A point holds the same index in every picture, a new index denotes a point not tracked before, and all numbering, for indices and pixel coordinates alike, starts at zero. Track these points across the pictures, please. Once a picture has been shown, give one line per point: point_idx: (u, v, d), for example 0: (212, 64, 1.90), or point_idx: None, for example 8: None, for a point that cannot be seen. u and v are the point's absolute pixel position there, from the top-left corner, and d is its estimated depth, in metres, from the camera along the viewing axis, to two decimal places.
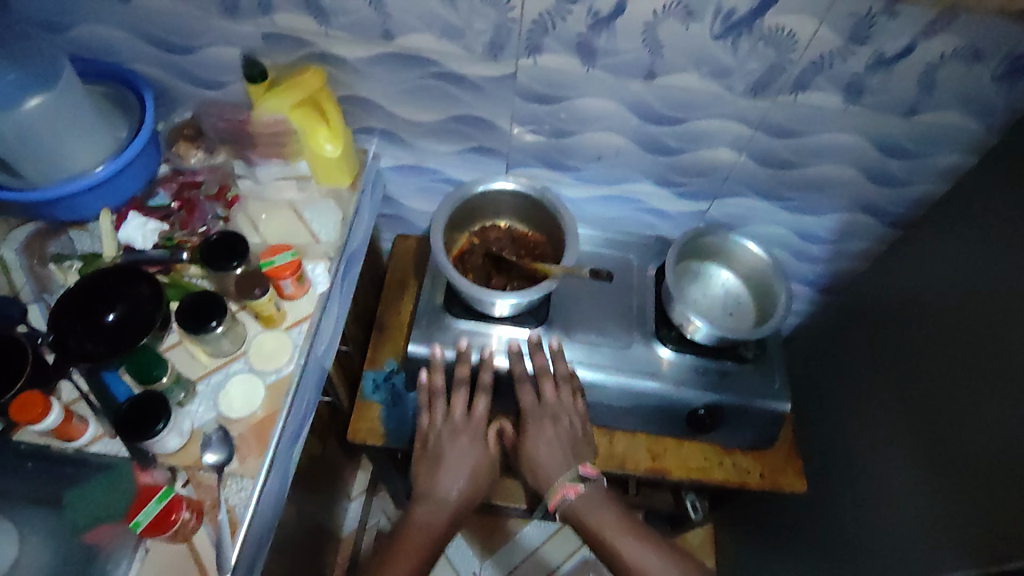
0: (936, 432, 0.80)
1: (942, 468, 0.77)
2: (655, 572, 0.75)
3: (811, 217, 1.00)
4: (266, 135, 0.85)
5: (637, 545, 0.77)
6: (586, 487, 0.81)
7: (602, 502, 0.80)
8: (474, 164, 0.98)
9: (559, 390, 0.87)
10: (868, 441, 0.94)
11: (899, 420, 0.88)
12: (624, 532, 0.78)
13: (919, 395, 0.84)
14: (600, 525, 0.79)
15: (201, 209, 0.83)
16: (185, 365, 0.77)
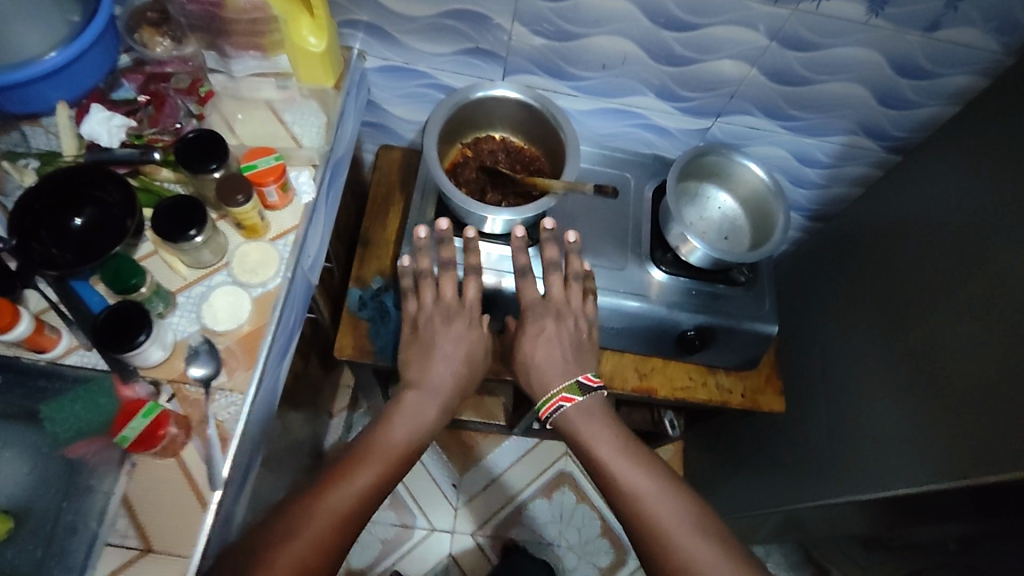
0: (920, 351, 0.81)
1: (923, 386, 0.79)
2: (649, 490, 0.70)
3: (812, 140, 0.98)
4: (244, 26, 0.76)
5: (629, 462, 0.73)
6: (585, 398, 0.79)
7: (598, 414, 0.78)
8: (469, 68, 0.91)
9: (567, 288, 0.84)
10: (848, 363, 0.96)
11: (882, 342, 0.89)
12: (618, 446, 0.75)
13: (906, 316, 0.85)
14: (592, 435, 0.76)
15: (171, 104, 0.75)
16: (162, 276, 0.73)
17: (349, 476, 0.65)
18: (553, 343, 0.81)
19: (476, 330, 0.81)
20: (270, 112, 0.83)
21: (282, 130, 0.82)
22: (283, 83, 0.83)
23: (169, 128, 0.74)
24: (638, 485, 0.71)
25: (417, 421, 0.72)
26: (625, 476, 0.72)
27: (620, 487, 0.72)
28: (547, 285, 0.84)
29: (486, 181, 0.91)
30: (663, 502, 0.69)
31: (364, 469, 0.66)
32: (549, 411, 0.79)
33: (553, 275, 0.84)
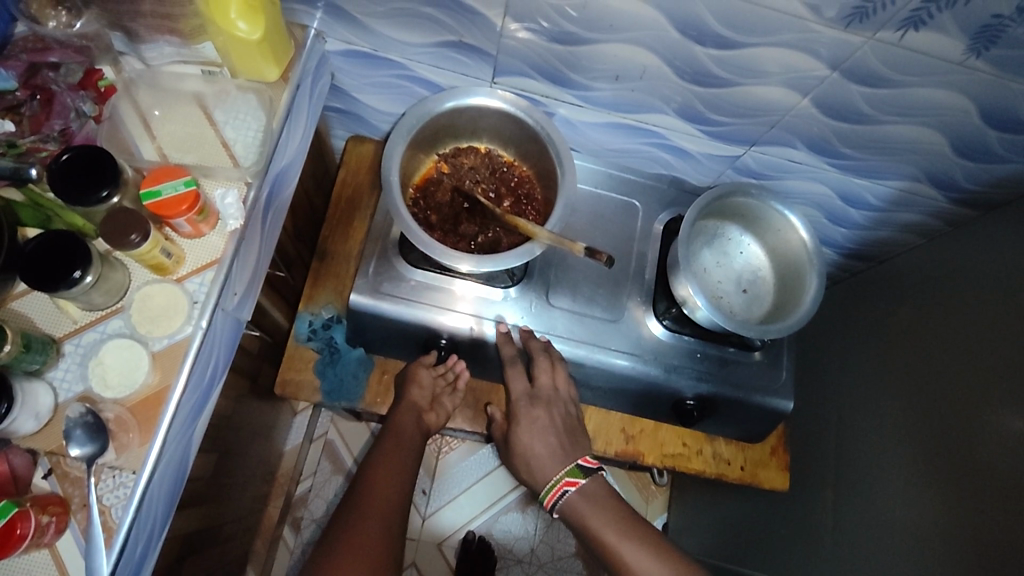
0: (951, 439, 0.72)
1: (950, 480, 0.70)
2: None
3: (865, 181, 0.81)
4: (152, 5, 0.60)
5: (638, 549, 0.66)
6: (587, 479, 0.72)
7: (605, 500, 0.70)
8: (451, 63, 0.74)
9: (553, 373, 0.75)
10: (860, 432, 0.87)
11: (904, 419, 0.79)
12: (629, 537, 0.67)
13: (937, 396, 0.76)
14: (601, 526, 0.68)
15: (61, 103, 0.60)
16: (46, 319, 0.60)
17: (339, 567, 0.61)
18: (543, 432, 0.74)
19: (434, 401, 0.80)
20: (198, 109, 0.67)
21: (210, 133, 0.66)
22: (211, 73, 0.67)
23: (55, 134, 0.59)
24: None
25: (389, 509, 0.68)
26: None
27: None
28: (535, 372, 0.75)
29: (459, 207, 0.75)
30: None
31: (355, 545, 0.63)
32: (554, 500, 0.71)
33: (539, 359, 0.75)
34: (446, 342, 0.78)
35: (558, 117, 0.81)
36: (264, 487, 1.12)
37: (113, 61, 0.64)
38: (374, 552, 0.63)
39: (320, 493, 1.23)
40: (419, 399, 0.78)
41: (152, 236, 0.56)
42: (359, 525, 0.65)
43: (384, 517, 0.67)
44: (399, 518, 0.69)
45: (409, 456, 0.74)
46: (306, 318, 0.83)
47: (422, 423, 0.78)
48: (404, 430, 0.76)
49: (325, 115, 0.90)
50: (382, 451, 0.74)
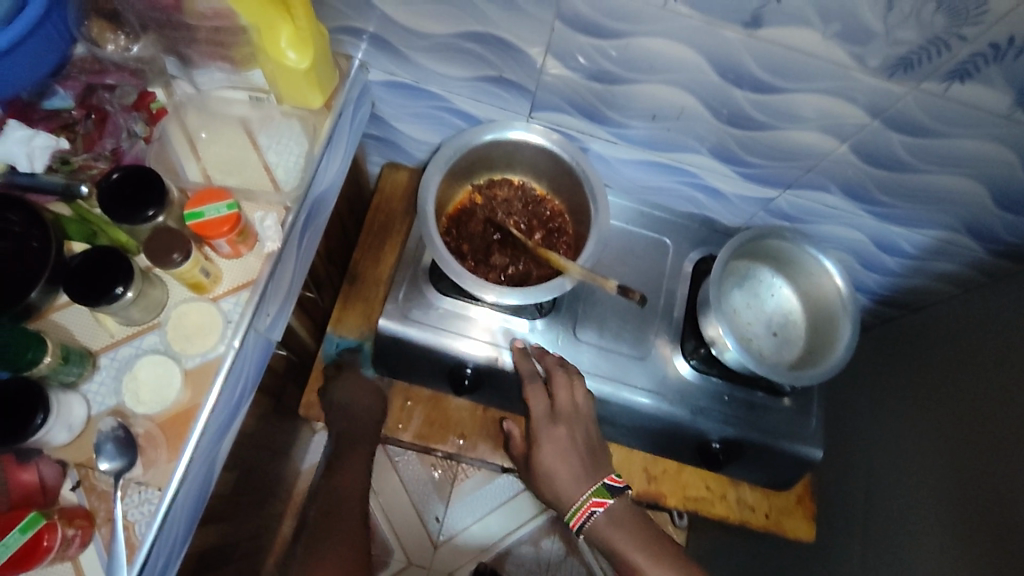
0: (986, 495, 0.69)
1: (985, 539, 0.67)
2: None
3: (900, 229, 0.80)
4: (207, 33, 0.62)
5: (667, 573, 0.65)
6: (615, 501, 0.69)
7: (629, 523, 0.67)
8: (489, 97, 0.75)
9: (573, 388, 0.73)
10: (891, 483, 0.84)
11: (938, 473, 0.77)
12: (654, 559, 0.65)
13: (973, 451, 0.73)
14: (626, 548, 0.66)
15: (114, 125, 0.62)
16: (85, 332, 0.61)
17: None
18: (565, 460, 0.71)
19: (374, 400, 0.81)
20: (243, 133, 0.68)
21: (253, 156, 0.68)
22: (258, 99, 0.68)
23: (106, 152, 0.61)
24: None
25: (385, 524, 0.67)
26: None
27: None
28: (552, 387, 0.72)
29: (493, 238, 0.76)
30: None
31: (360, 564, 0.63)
32: (580, 520, 0.68)
33: (556, 374, 0.73)
34: (471, 372, 0.77)
35: (592, 153, 0.81)
36: (280, 507, 1.11)
37: (166, 84, 0.66)
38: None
39: None
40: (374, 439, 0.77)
41: (194, 255, 0.57)
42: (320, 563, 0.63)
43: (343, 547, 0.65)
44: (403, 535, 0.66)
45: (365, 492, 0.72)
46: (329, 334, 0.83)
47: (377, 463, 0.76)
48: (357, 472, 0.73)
49: (362, 142, 0.92)
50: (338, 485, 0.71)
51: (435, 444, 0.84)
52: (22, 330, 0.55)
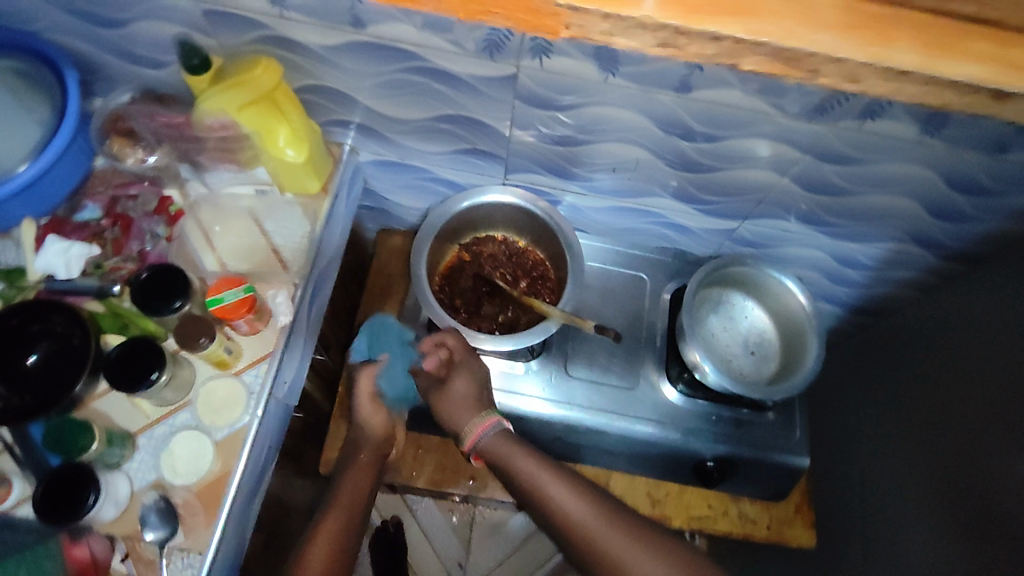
0: (966, 484, 0.75)
1: (972, 527, 0.72)
2: (576, 514, 0.67)
3: (854, 245, 0.87)
4: (215, 142, 0.70)
5: (553, 479, 0.70)
6: (500, 427, 0.74)
7: (509, 440, 0.73)
8: (467, 166, 0.83)
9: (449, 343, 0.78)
10: (882, 484, 0.89)
11: (923, 470, 0.82)
12: (542, 469, 0.70)
13: (950, 445, 0.78)
14: (515, 463, 0.71)
15: (138, 228, 0.69)
16: (123, 416, 0.67)
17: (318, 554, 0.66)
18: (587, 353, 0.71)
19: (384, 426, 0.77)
20: (251, 221, 0.76)
21: (261, 242, 0.75)
22: (263, 191, 0.76)
23: (133, 254, 0.69)
24: (572, 514, 0.67)
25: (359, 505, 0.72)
26: (560, 507, 0.67)
27: (556, 516, 0.68)
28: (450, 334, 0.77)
29: (481, 289, 0.84)
30: (595, 522, 0.66)
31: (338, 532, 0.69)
32: (475, 438, 0.73)
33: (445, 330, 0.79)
34: None
35: (565, 204, 0.89)
36: None
37: (179, 186, 0.74)
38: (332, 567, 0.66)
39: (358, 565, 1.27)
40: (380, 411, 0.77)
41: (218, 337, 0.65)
42: (328, 535, 0.68)
43: (346, 521, 0.69)
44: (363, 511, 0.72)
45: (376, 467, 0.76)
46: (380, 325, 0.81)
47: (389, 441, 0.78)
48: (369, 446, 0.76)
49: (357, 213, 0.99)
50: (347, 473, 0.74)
51: (449, 488, 0.90)
52: (69, 422, 0.63)
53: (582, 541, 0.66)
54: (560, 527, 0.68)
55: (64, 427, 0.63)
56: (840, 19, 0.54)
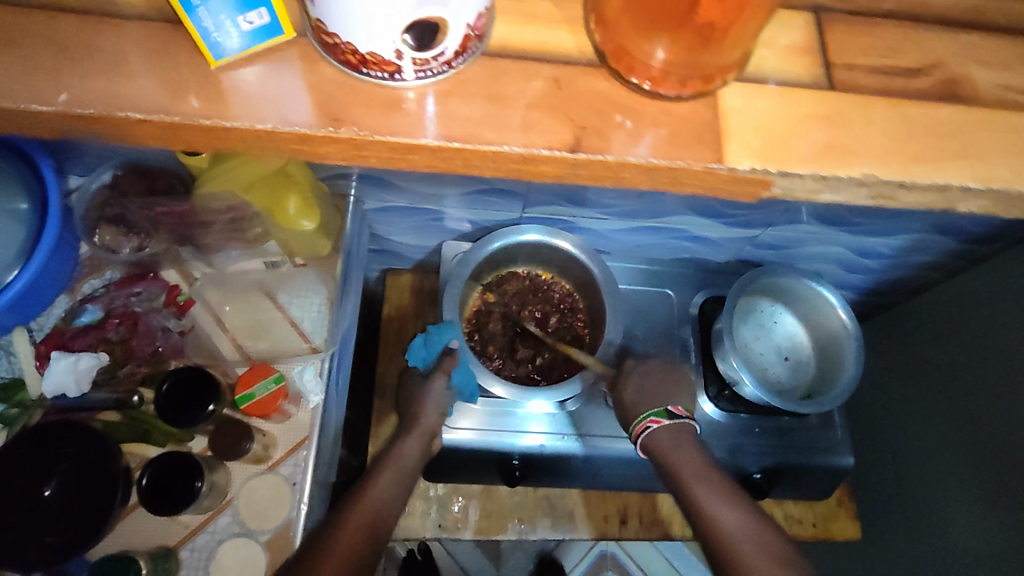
0: (1001, 459, 0.75)
1: (1012, 502, 0.73)
2: (733, 528, 0.61)
3: (876, 238, 0.86)
4: (223, 223, 0.65)
5: (717, 494, 0.64)
6: (672, 422, 0.71)
7: (690, 442, 0.69)
8: (482, 204, 0.78)
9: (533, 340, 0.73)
10: (915, 466, 0.89)
11: (955, 450, 0.82)
12: (704, 480, 0.65)
13: (979, 423, 0.79)
14: (682, 468, 0.67)
15: (147, 326, 0.64)
16: (161, 530, 0.62)
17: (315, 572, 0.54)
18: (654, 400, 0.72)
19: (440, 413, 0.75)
20: (264, 296, 0.70)
21: (276, 315, 0.70)
22: (273, 263, 0.70)
23: (148, 356, 0.63)
24: (731, 533, 0.61)
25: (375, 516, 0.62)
26: (719, 521, 0.62)
27: (711, 531, 0.62)
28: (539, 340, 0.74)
29: (515, 327, 0.81)
30: (741, 536, 0.60)
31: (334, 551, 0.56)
32: (638, 437, 0.71)
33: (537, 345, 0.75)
34: (519, 462, 0.81)
35: (583, 229, 0.85)
36: None
37: (180, 269, 0.68)
38: (353, 562, 0.56)
39: None
40: (432, 415, 0.75)
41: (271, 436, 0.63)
42: (363, 515, 0.61)
43: (371, 524, 0.61)
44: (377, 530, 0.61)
45: (405, 487, 0.69)
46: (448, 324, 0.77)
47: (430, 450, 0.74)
48: (408, 454, 0.71)
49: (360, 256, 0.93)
50: (375, 476, 0.67)
51: (497, 534, 0.90)
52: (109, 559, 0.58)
53: (732, 564, 0.59)
54: (716, 548, 0.61)
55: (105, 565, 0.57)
56: (965, 48, 0.44)
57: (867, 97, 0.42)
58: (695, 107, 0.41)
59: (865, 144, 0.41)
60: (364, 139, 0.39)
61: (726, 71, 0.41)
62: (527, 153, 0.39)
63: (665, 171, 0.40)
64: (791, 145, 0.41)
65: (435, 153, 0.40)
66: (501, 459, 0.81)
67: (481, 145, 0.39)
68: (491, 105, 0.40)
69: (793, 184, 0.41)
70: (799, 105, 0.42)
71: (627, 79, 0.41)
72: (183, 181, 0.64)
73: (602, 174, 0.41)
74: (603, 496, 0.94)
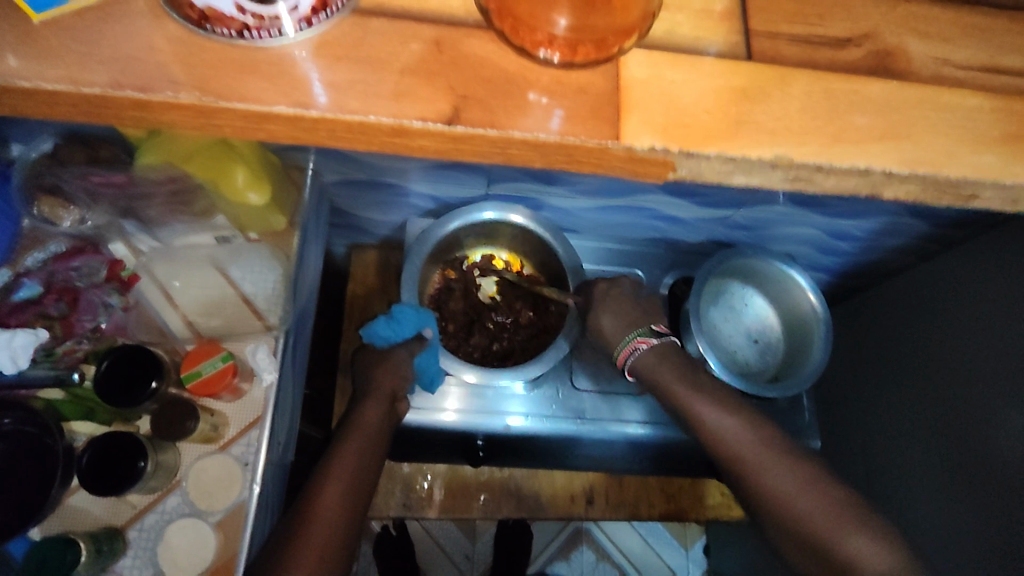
0: (951, 436, 0.76)
1: (973, 486, 0.72)
2: (729, 435, 0.63)
3: (849, 220, 0.83)
4: (165, 197, 0.62)
5: (709, 403, 0.65)
6: (659, 342, 0.70)
7: (677, 361, 0.68)
8: (444, 180, 0.75)
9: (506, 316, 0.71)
10: (877, 443, 0.89)
11: (921, 432, 0.81)
12: (695, 389, 0.66)
13: (948, 407, 0.77)
14: (670, 382, 0.67)
15: (89, 301, 0.62)
16: (106, 510, 0.60)
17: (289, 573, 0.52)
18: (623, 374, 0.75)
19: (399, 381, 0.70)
20: (215, 271, 0.69)
21: (229, 292, 0.69)
22: (224, 238, 0.68)
23: (89, 332, 0.61)
24: (737, 441, 0.63)
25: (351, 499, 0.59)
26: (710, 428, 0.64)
27: (704, 435, 0.65)
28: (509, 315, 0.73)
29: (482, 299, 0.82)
30: (739, 439, 0.63)
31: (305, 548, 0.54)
32: (625, 359, 0.70)
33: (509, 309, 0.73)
34: (482, 442, 0.80)
35: (551, 206, 0.83)
36: None
37: (126, 242, 0.66)
38: (332, 549, 0.55)
39: None
40: (389, 380, 0.69)
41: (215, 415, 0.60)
42: (337, 489, 0.59)
43: (347, 496, 0.59)
44: (353, 515, 0.59)
45: (378, 454, 0.64)
46: (407, 307, 0.71)
47: (393, 413, 0.69)
48: (370, 420, 0.66)
49: None
50: (343, 444, 0.63)
51: (463, 514, 0.90)
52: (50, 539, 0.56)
53: (734, 464, 0.62)
54: (721, 453, 0.63)
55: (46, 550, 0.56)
56: (897, 17, 0.40)
57: (786, 69, 0.37)
58: (594, 78, 0.36)
59: (781, 121, 0.36)
60: (209, 106, 0.32)
61: (626, 38, 0.35)
62: (396, 125, 0.33)
63: (558, 148, 0.35)
64: (722, 121, 0.35)
65: (295, 124, 0.33)
66: (464, 440, 0.80)
67: (345, 115, 0.33)
68: (364, 70, 0.34)
69: (700, 165, 0.36)
70: (707, 76, 0.37)
71: (513, 44, 0.35)
72: (126, 150, 0.59)
73: (486, 150, 0.35)
74: (570, 475, 0.94)
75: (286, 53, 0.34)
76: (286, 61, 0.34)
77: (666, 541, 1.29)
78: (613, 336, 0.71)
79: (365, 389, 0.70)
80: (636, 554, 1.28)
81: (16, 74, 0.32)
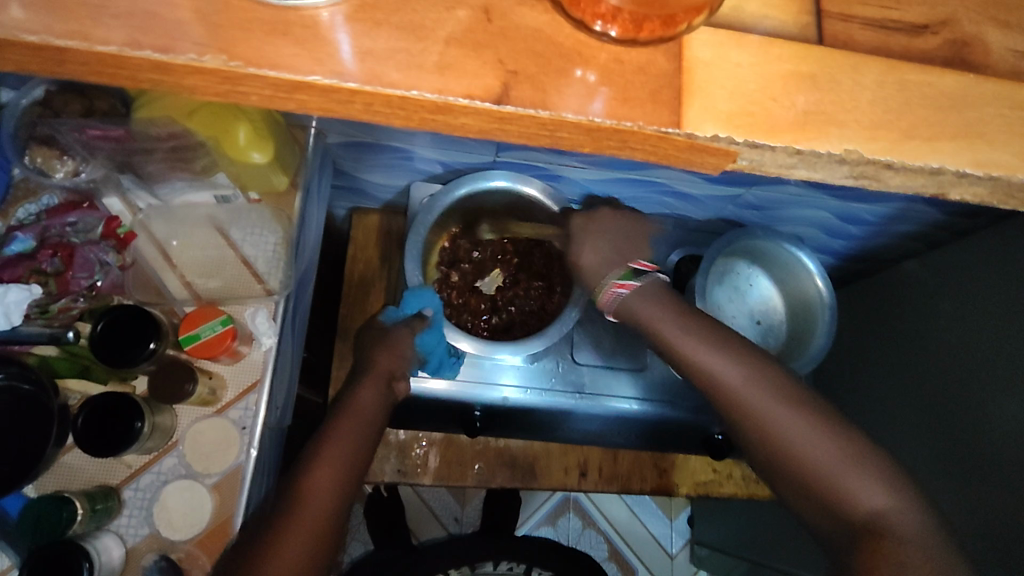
0: (946, 424, 0.75)
1: (951, 468, 0.72)
2: (720, 371, 0.57)
3: (861, 205, 0.81)
4: (164, 152, 0.60)
5: (702, 345, 0.60)
6: (644, 282, 0.66)
7: (663, 298, 0.64)
8: (452, 144, 0.72)
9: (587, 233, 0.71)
10: (872, 425, 0.89)
11: (911, 414, 0.82)
12: (688, 331, 0.61)
13: (941, 394, 0.78)
14: (665, 328, 0.62)
15: (85, 258, 0.59)
16: (101, 470, 0.60)
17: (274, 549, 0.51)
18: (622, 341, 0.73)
19: (397, 365, 0.70)
20: (214, 231, 0.68)
21: (229, 253, 0.67)
22: (223, 199, 0.66)
23: (85, 291, 0.59)
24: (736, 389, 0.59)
25: (346, 477, 0.57)
26: (704, 369, 0.58)
27: (705, 383, 0.59)
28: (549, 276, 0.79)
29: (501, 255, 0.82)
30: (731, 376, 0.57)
31: (298, 521, 0.52)
32: (637, 317, 0.67)
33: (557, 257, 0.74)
34: (481, 414, 0.80)
35: (558, 176, 0.80)
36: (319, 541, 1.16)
37: (123, 198, 0.64)
38: (322, 536, 0.53)
39: (357, 535, 1.18)
40: (391, 362, 0.69)
41: (239, 386, 0.62)
42: (329, 472, 0.56)
43: (340, 475, 0.57)
44: (347, 496, 0.57)
45: (371, 439, 0.63)
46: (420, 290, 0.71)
47: (391, 393, 0.68)
48: (367, 405, 0.65)
49: None
50: (334, 429, 0.61)
51: (457, 481, 0.90)
52: (43, 500, 0.56)
53: (733, 409, 0.57)
54: (719, 396, 0.58)
55: (42, 507, 0.55)
56: (979, 4, 0.38)
57: (851, 55, 0.36)
58: (627, 54, 0.33)
59: (848, 110, 0.34)
60: (237, 73, 0.30)
61: (697, 14, 0.32)
62: (440, 102, 0.31)
63: (612, 132, 0.33)
64: (780, 105, 0.34)
65: (328, 95, 0.31)
66: (462, 410, 0.80)
67: (384, 88, 0.31)
68: (401, 35, 0.32)
69: (765, 156, 0.34)
70: (774, 60, 0.35)
71: (571, 14, 0.33)
72: (123, 101, 0.57)
73: (534, 131, 0.33)
74: (565, 447, 0.94)
75: (317, 15, 0.31)
76: (313, 23, 0.31)
77: (652, 512, 1.32)
78: (595, 274, 0.68)
79: (364, 370, 0.69)
80: (622, 523, 1.30)
81: (18, 26, 0.29)
